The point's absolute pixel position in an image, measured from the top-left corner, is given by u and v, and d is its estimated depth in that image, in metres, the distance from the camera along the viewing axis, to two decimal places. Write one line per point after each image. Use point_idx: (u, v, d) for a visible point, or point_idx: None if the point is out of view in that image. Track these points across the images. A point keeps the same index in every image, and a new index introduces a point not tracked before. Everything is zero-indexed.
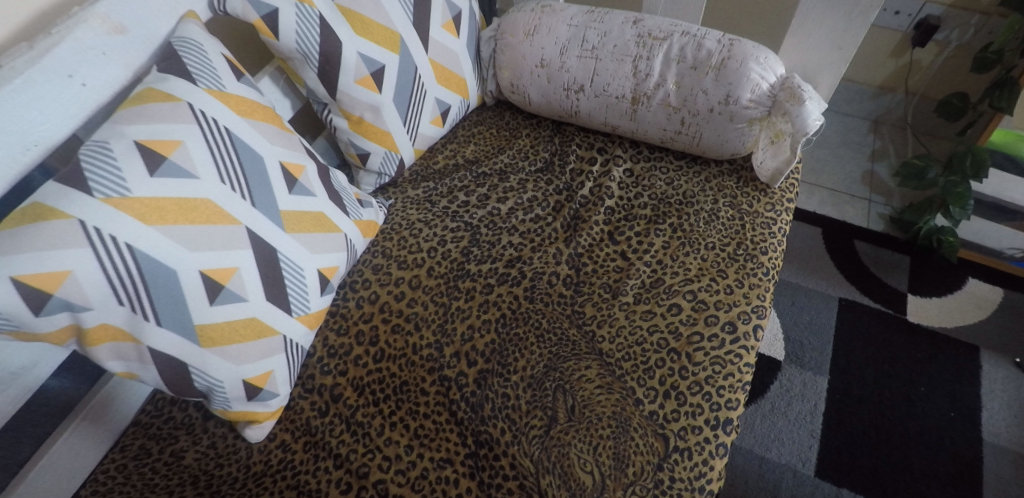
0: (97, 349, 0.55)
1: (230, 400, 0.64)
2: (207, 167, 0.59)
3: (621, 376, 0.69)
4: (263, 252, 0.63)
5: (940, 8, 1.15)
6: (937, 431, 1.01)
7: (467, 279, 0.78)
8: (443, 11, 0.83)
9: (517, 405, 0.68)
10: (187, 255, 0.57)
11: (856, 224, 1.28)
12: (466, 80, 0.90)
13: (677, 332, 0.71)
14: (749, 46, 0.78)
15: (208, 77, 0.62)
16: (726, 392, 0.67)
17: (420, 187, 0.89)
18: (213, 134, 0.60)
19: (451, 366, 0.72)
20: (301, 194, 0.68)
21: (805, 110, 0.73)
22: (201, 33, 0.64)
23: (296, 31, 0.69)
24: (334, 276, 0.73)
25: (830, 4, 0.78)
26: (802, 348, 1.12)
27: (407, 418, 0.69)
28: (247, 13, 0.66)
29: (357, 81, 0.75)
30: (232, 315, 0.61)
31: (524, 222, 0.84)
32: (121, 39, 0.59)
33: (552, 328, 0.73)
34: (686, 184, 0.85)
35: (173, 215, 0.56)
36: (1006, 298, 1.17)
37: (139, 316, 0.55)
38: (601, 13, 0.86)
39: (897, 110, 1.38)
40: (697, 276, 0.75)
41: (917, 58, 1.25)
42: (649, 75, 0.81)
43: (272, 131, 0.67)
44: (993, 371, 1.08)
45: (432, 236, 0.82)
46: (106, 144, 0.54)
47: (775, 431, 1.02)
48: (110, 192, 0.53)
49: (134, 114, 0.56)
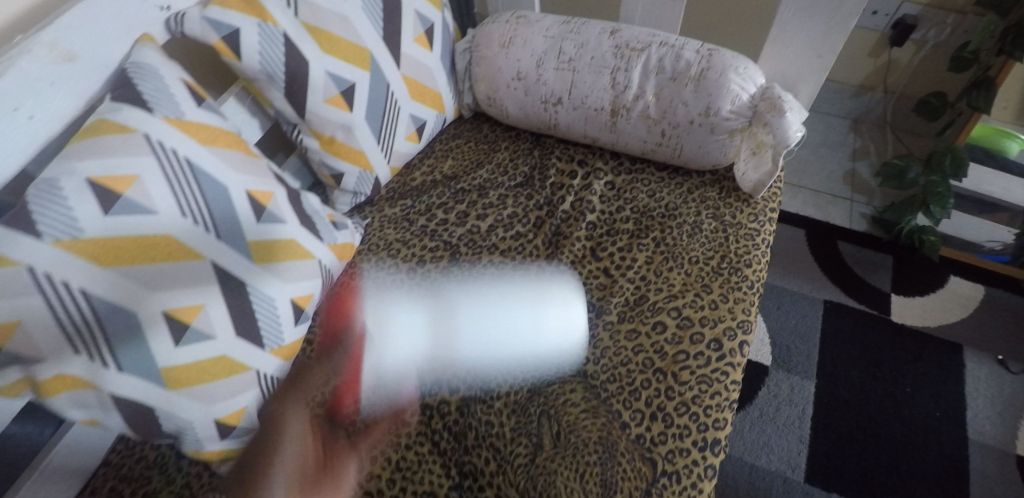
0: (55, 399, 0.53)
1: (202, 440, 0.61)
2: (167, 202, 0.56)
3: (606, 399, 0.68)
4: (230, 286, 0.61)
5: (917, 8, 1.15)
6: (924, 432, 1.01)
7: (448, 302, 0.76)
8: (416, 24, 0.80)
9: (501, 432, 0.66)
10: (148, 296, 0.55)
11: (839, 225, 1.28)
12: (442, 94, 0.88)
13: (663, 351, 0.69)
14: (728, 56, 0.77)
15: (166, 105, 0.59)
16: (713, 412, 0.65)
17: (398, 205, 0.87)
18: (172, 166, 0.57)
19: (433, 394, 0.70)
20: (270, 222, 0.66)
21: (786, 121, 0.72)
22: (157, 58, 0.61)
23: (259, 52, 0.66)
24: (309, 305, 0.70)
25: (810, 12, 0.77)
26: (789, 352, 1.12)
27: (388, 450, 0.67)
28: (206, 34, 0.63)
29: (326, 100, 0.72)
30: (200, 355, 0.59)
31: (504, 239, 0.82)
32: (70, 67, 0.55)
33: (534, 352, 0.71)
34: (668, 196, 0.84)
35: (130, 256, 0.54)
36: (988, 294, 1.17)
37: (97, 363, 0.54)
38: (577, 24, 0.85)
39: (877, 109, 1.38)
40: (681, 291, 0.74)
41: (895, 57, 1.25)
42: (627, 87, 0.80)
43: (237, 158, 0.64)
44: (977, 369, 1.08)
45: (411, 257, 0.80)
46: (55, 183, 0.51)
47: (765, 437, 1.02)
48: (60, 236, 0.51)
49: (85, 149, 0.54)
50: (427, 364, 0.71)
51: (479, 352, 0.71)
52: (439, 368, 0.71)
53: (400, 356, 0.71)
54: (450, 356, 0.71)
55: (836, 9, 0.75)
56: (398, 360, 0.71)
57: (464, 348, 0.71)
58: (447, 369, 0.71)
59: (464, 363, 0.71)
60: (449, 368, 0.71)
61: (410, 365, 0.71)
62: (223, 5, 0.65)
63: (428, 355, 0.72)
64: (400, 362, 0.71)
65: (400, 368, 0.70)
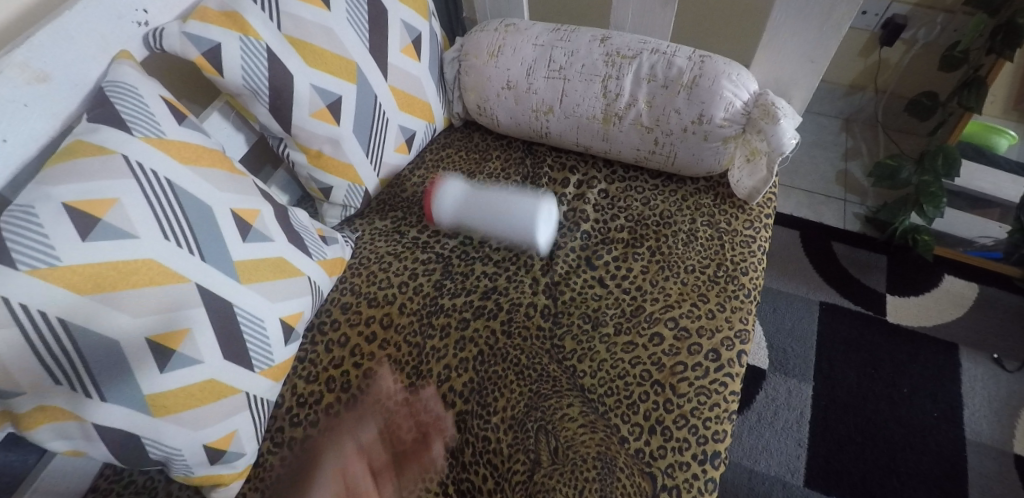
0: (36, 432, 0.52)
1: (192, 466, 0.60)
2: (148, 224, 0.55)
3: (604, 413, 0.67)
4: (216, 308, 0.59)
5: (906, 8, 1.15)
6: (922, 433, 1.01)
7: (441, 316, 0.74)
8: (402, 35, 0.79)
9: (498, 449, 0.65)
10: (129, 323, 0.53)
11: (833, 225, 1.28)
12: (431, 104, 0.87)
13: (660, 363, 0.68)
14: (721, 62, 0.76)
15: (145, 124, 0.58)
16: (712, 424, 0.64)
17: (388, 217, 0.85)
18: (153, 187, 0.56)
19: (428, 411, 0.69)
20: (257, 240, 0.64)
21: (780, 128, 0.71)
22: (136, 75, 0.59)
23: (241, 67, 0.64)
24: (298, 323, 0.69)
25: (802, 17, 0.77)
26: (786, 355, 1.11)
27: (384, 469, 0.65)
28: (187, 50, 0.62)
29: (312, 114, 0.71)
30: (186, 379, 0.57)
31: (498, 250, 0.80)
32: (44, 88, 0.54)
33: (531, 365, 0.70)
34: (662, 204, 0.83)
35: (112, 280, 0.52)
36: (982, 293, 1.17)
37: (80, 393, 0.52)
38: (567, 31, 0.83)
39: (867, 109, 1.38)
40: (677, 301, 0.73)
41: (885, 57, 1.25)
42: (619, 95, 0.79)
43: (221, 176, 0.63)
44: (972, 368, 1.08)
45: (402, 270, 0.78)
46: (30, 208, 0.50)
47: (763, 442, 1.01)
48: (37, 263, 0.49)
49: (62, 172, 0.52)
50: (463, 215, 0.82)
51: (495, 210, 0.81)
52: (473, 208, 0.81)
53: (454, 188, 0.83)
54: (483, 200, 0.82)
55: (828, 14, 0.75)
56: (455, 209, 0.82)
57: (491, 200, 0.82)
58: (477, 213, 0.81)
59: (491, 203, 0.81)
60: (477, 214, 0.81)
61: (461, 193, 0.83)
62: (202, 19, 0.63)
63: (469, 192, 0.83)
64: (455, 192, 0.83)
65: (456, 198, 0.82)
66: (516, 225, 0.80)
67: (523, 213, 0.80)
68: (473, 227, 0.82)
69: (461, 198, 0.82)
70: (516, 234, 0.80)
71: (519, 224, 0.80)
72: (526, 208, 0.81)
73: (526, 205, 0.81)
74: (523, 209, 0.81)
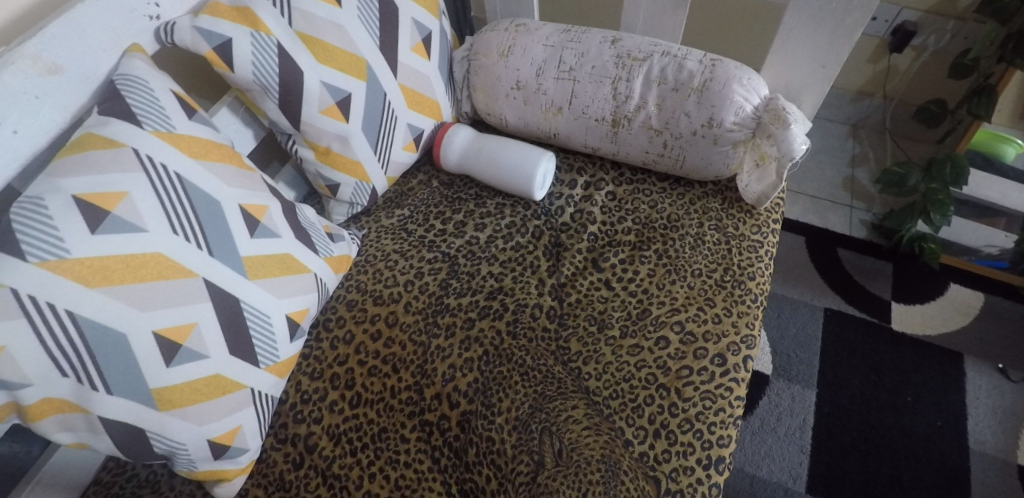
0: (42, 423, 0.52)
1: (195, 461, 0.60)
2: (157, 218, 0.55)
3: (609, 416, 0.66)
4: (223, 303, 0.59)
5: (917, 14, 1.14)
6: (925, 442, 1.01)
7: (446, 315, 0.74)
8: (412, 33, 0.79)
9: (502, 449, 0.64)
10: (137, 316, 0.53)
11: (839, 232, 1.27)
12: (439, 103, 0.87)
13: (666, 367, 0.68)
14: (731, 66, 0.76)
15: (156, 118, 0.57)
16: (717, 429, 0.64)
17: (395, 215, 0.85)
18: (162, 181, 0.56)
19: (432, 410, 0.69)
20: (264, 236, 0.64)
21: (790, 134, 0.71)
22: (147, 69, 0.59)
23: (252, 62, 0.64)
24: (304, 320, 0.69)
25: (814, 23, 0.77)
26: (790, 360, 1.11)
27: (387, 467, 0.66)
28: (198, 45, 0.62)
29: (322, 111, 0.71)
30: (192, 374, 0.57)
31: (504, 250, 0.80)
32: (55, 80, 0.54)
33: (536, 366, 0.70)
34: (670, 207, 0.83)
35: (120, 274, 0.52)
36: (987, 302, 1.17)
37: (86, 386, 0.52)
38: (577, 32, 0.83)
39: (875, 115, 1.37)
40: (683, 305, 0.73)
41: (894, 63, 1.24)
42: (629, 97, 0.79)
43: (230, 171, 0.63)
44: (977, 377, 1.08)
45: (408, 269, 0.78)
46: (40, 200, 0.50)
47: (766, 448, 1.01)
48: (46, 255, 0.49)
49: (73, 165, 0.52)
50: (467, 160, 0.86)
51: (496, 157, 0.84)
52: (477, 153, 0.86)
53: (460, 134, 0.87)
54: (487, 146, 0.85)
55: (840, 20, 0.75)
56: (459, 159, 0.87)
57: (493, 150, 0.85)
58: (479, 159, 0.85)
59: (494, 151, 0.85)
60: (479, 159, 0.85)
61: (467, 139, 0.87)
62: (213, 14, 0.63)
63: (473, 142, 0.87)
64: (461, 138, 0.87)
65: (462, 143, 0.87)
66: (514, 174, 0.83)
67: (522, 164, 0.82)
68: (475, 171, 0.86)
69: (466, 145, 0.87)
70: (513, 183, 0.83)
71: (517, 174, 0.82)
72: (527, 159, 0.82)
73: (527, 156, 0.82)
74: (522, 160, 0.82)
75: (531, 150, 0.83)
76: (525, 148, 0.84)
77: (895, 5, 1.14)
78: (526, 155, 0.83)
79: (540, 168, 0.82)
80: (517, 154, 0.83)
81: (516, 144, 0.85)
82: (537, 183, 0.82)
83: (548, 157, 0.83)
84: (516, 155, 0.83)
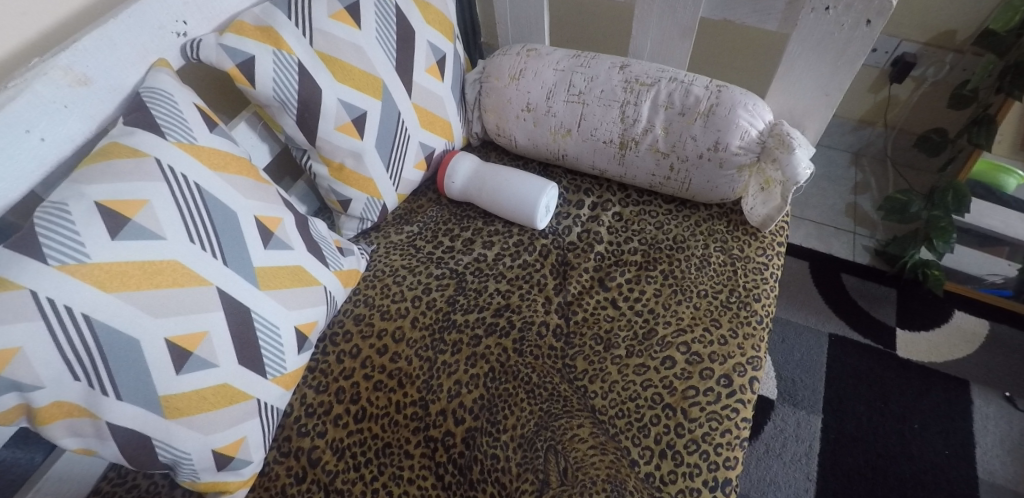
0: (50, 427, 0.52)
1: (199, 471, 0.60)
2: (176, 227, 0.56)
3: (614, 435, 0.66)
4: (235, 312, 0.60)
5: (917, 46, 1.16)
6: (932, 471, 1.00)
7: (454, 331, 0.74)
8: (427, 55, 0.81)
9: (506, 467, 0.64)
10: (151, 322, 0.54)
11: (843, 258, 1.28)
12: (451, 122, 0.89)
13: (672, 387, 0.68)
14: (737, 92, 0.78)
15: (178, 130, 0.59)
16: (723, 450, 0.63)
17: (404, 231, 0.86)
18: (182, 191, 0.57)
19: (438, 426, 0.68)
20: (278, 248, 0.65)
21: (794, 157, 0.72)
22: (172, 83, 0.61)
23: (273, 79, 0.66)
24: (312, 333, 0.69)
25: (817, 52, 0.79)
26: (795, 385, 1.10)
27: (390, 484, 0.65)
28: (222, 62, 0.64)
29: (337, 127, 0.73)
30: (202, 382, 0.58)
31: (511, 267, 0.81)
32: (84, 91, 0.56)
33: (541, 384, 0.70)
34: (676, 229, 0.84)
35: (136, 280, 0.53)
36: (993, 330, 1.16)
37: (97, 390, 0.53)
38: (588, 58, 0.86)
39: (877, 143, 1.39)
40: (689, 325, 0.73)
41: (895, 94, 1.26)
42: (636, 121, 0.80)
43: (247, 183, 0.64)
44: (984, 406, 1.07)
45: (416, 284, 0.78)
46: (63, 205, 0.51)
47: (771, 474, 1.00)
48: (65, 258, 0.50)
49: (96, 173, 0.53)
50: (469, 194, 0.87)
51: (499, 186, 0.85)
52: (480, 183, 0.86)
53: (465, 162, 0.88)
54: (491, 176, 0.86)
55: (843, 50, 0.77)
56: (463, 192, 0.88)
57: (492, 186, 0.85)
58: (482, 186, 0.86)
59: (498, 179, 0.85)
60: (483, 187, 0.86)
61: (471, 168, 0.87)
62: (239, 32, 0.65)
63: (473, 176, 0.87)
64: (465, 166, 0.87)
65: (466, 171, 0.87)
66: (517, 202, 0.83)
67: (525, 193, 0.82)
68: (478, 198, 0.86)
69: (467, 181, 0.87)
70: (515, 212, 0.83)
71: (520, 203, 0.83)
72: (529, 189, 0.83)
73: (526, 191, 0.83)
74: (525, 190, 0.83)
75: (535, 181, 0.84)
76: (528, 178, 0.84)
77: (895, 36, 1.16)
78: (525, 191, 0.83)
79: (539, 205, 0.82)
80: (516, 192, 0.83)
81: (516, 178, 0.84)
82: (541, 211, 0.83)
83: (551, 187, 0.84)
84: (520, 185, 0.83)
